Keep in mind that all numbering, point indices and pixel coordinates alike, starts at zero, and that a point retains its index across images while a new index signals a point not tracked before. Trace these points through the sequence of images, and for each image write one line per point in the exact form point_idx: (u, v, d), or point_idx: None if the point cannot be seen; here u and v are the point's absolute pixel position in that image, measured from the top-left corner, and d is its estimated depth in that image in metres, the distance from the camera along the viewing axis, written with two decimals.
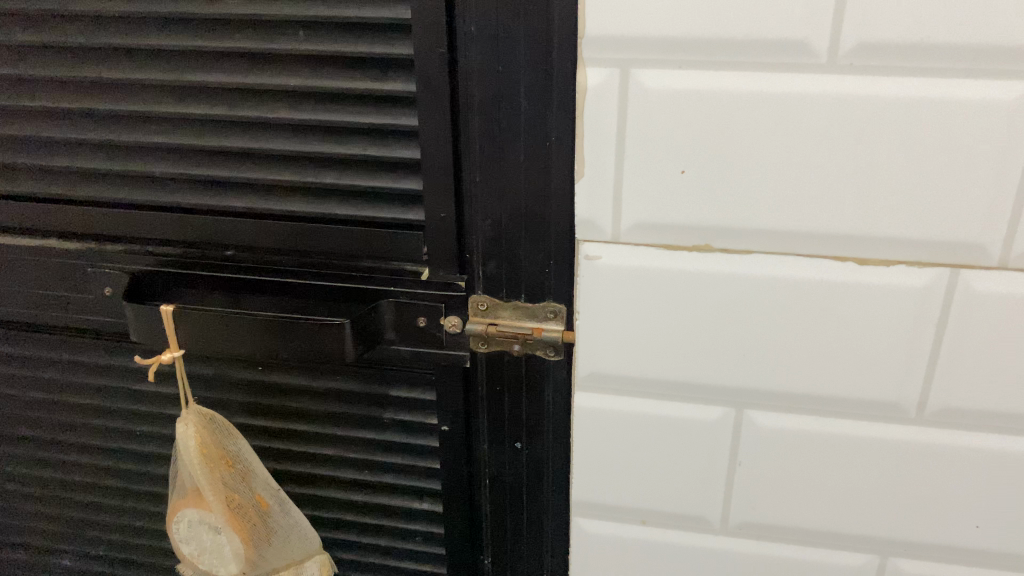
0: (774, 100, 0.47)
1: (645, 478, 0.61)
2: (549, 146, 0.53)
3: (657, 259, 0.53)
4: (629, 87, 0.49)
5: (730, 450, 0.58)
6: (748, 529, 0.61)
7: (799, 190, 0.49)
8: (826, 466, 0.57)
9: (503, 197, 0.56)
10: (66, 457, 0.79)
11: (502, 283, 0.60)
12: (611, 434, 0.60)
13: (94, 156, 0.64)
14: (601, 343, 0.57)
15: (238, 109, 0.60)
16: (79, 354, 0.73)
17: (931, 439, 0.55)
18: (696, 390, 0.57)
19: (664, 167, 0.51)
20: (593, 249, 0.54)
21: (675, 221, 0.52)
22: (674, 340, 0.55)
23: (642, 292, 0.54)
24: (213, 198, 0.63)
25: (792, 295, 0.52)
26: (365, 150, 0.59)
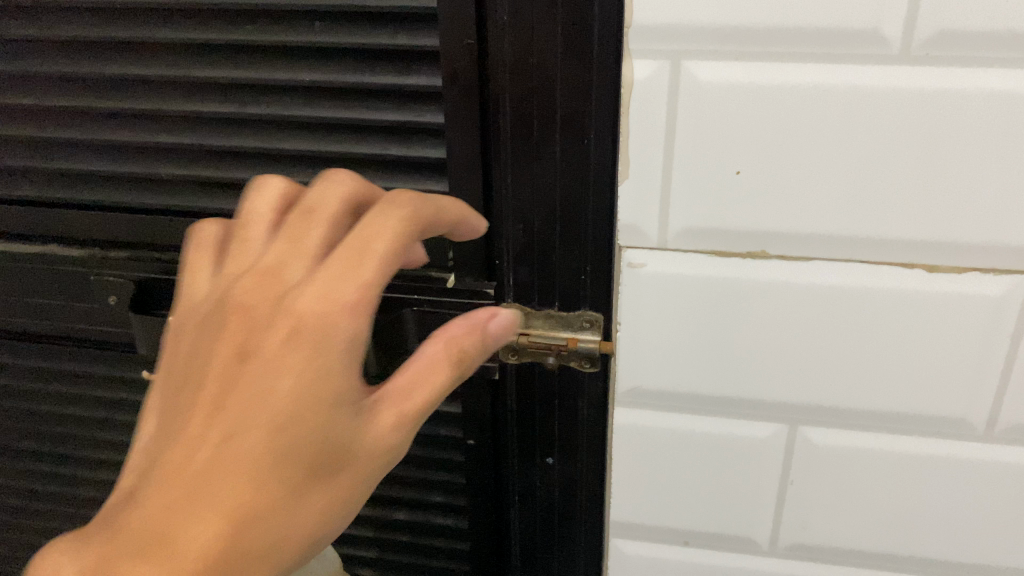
0: (839, 94, 0.43)
1: (688, 495, 0.57)
2: (587, 143, 0.49)
3: (707, 266, 0.49)
4: (680, 80, 0.45)
5: (782, 467, 0.55)
6: (798, 551, 0.57)
7: (865, 192, 0.45)
8: (886, 486, 0.53)
9: (537, 198, 0.52)
10: (72, 471, 0.75)
11: (534, 291, 0.56)
12: (652, 450, 0.56)
13: (96, 158, 0.60)
14: (643, 354, 0.53)
15: (249, 107, 0.56)
16: (81, 366, 0.69)
17: (1002, 458, 0.51)
18: (745, 405, 0.53)
19: (716, 168, 0.47)
20: (636, 256, 0.50)
21: (728, 226, 0.48)
22: (722, 350, 0.52)
23: (689, 301, 0.51)
24: (222, 201, 0.60)
25: (854, 305, 0.48)
26: (386, 150, 0.55)
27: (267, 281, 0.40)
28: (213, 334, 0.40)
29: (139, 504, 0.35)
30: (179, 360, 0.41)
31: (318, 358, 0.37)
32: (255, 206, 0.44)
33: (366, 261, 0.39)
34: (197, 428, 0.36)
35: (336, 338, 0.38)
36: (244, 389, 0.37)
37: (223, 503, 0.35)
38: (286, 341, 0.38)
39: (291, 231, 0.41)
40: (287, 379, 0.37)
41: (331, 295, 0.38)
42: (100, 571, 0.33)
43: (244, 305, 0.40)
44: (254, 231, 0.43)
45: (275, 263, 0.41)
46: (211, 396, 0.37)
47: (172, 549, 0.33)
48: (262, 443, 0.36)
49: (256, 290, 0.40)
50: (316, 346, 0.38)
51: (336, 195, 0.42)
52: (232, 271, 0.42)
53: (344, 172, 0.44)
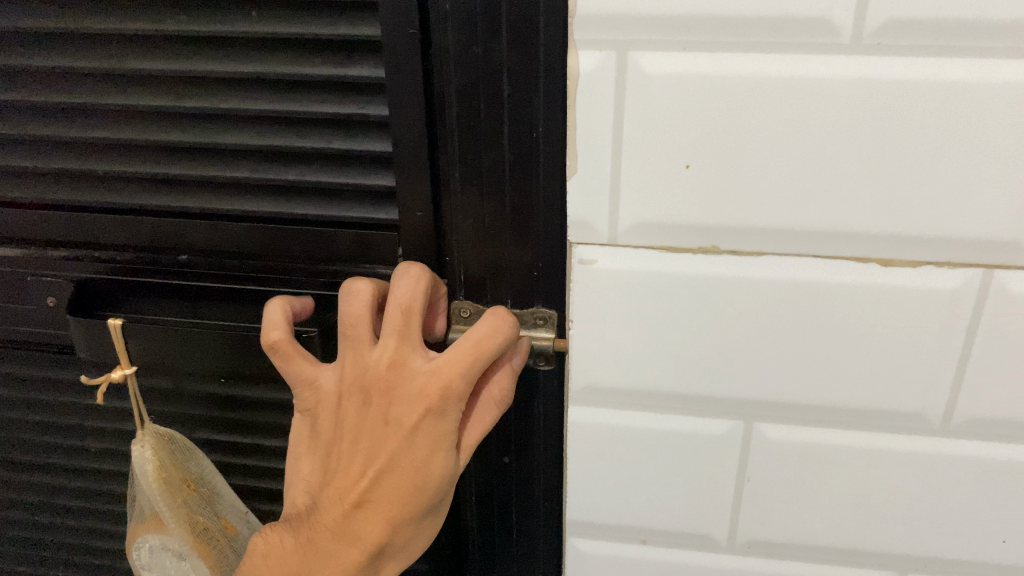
0: (790, 85, 0.42)
1: (645, 492, 0.57)
2: (535, 139, 0.49)
3: (658, 261, 0.48)
4: (627, 71, 0.43)
5: (740, 464, 0.54)
6: (759, 547, 0.57)
7: (816, 187, 0.44)
8: (842, 480, 0.53)
9: (486, 193, 0.52)
10: (15, 476, 0.73)
11: (486, 289, 0.56)
12: (607, 449, 0.56)
13: (27, 153, 0.58)
14: (596, 351, 0.52)
15: (188, 100, 0.54)
16: (18, 369, 0.67)
17: (956, 450, 0.50)
18: (699, 402, 0.52)
19: (666, 163, 0.45)
20: (587, 252, 0.49)
21: (679, 221, 0.47)
22: (674, 347, 0.51)
23: (641, 298, 0.49)
24: (162, 198, 0.58)
25: (809, 302, 0.47)
26: (330, 144, 0.54)
27: (393, 377, 0.48)
28: (356, 401, 0.49)
29: (327, 508, 0.49)
30: (326, 408, 0.51)
31: (441, 422, 0.48)
32: (353, 314, 0.49)
33: (470, 361, 0.47)
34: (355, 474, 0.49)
35: (452, 409, 0.47)
36: (391, 447, 0.48)
37: (381, 518, 0.49)
38: (416, 425, 0.47)
39: (401, 330, 0.48)
40: (421, 447, 0.48)
41: (446, 390, 0.47)
42: (310, 548, 0.49)
43: (377, 389, 0.48)
44: (359, 338, 0.49)
45: (395, 360, 0.48)
46: (365, 449, 0.49)
47: (355, 542, 0.49)
48: (405, 483, 0.48)
49: (387, 381, 0.48)
50: (439, 419, 0.47)
51: (416, 297, 0.49)
52: (351, 361, 0.49)
53: (411, 270, 0.50)
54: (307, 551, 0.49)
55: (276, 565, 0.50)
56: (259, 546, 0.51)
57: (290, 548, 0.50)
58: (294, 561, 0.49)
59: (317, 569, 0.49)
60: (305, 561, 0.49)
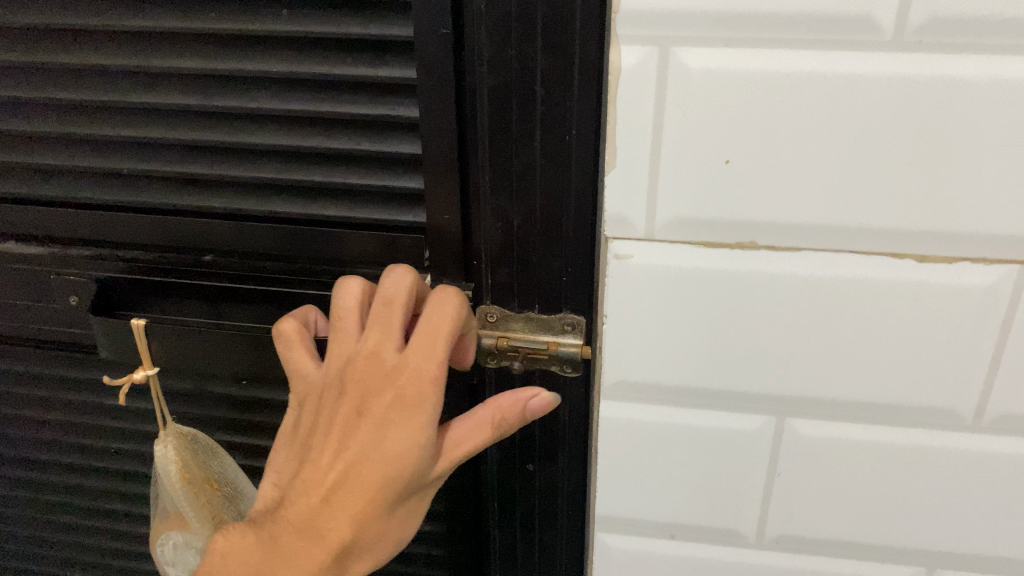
0: (831, 82, 0.42)
1: (673, 488, 0.57)
2: (568, 137, 0.50)
3: (696, 257, 0.48)
4: (669, 68, 0.43)
5: (770, 459, 0.54)
6: (786, 542, 0.57)
7: (854, 185, 0.45)
8: (872, 477, 0.53)
9: (517, 196, 0.52)
10: (32, 477, 0.73)
11: (513, 294, 0.56)
12: (638, 444, 0.56)
13: (53, 151, 0.58)
14: (629, 349, 0.52)
15: (215, 100, 0.54)
16: (38, 368, 0.66)
17: (986, 446, 0.50)
18: (731, 398, 0.53)
19: (705, 160, 0.46)
20: (623, 247, 0.49)
21: (717, 218, 0.47)
22: (709, 343, 0.51)
23: (677, 294, 0.50)
24: (186, 199, 0.58)
25: (845, 299, 0.48)
26: (358, 145, 0.54)
27: (371, 366, 0.49)
28: (333, 395, 0.50)
29: (291, 504, 0.49)
30: (305, 406, 0.52)
31: (411, 413, 0.48)
32: (341, 308, 0.51)
33: (443, 351, 0.49)
34: (325, 470, 0.49)
35: (426, 402, 0.48)
36: (359, 441, 0.48)
37: (347, 516, 0.49)
38: (387, 416, 0.48)
39: (380, 321, 0.50)
40: (392, 443, 0.48)
41: (419, 379, 0.48)
42: (272, 543, 0.50)
43: (354, 379, 0.49)
44: (344, 331, 0.51)
45: (373, 350, 0.49)
46: (335, 444, 0.49)
47: (318, 540, 0.49)
48: (372, 481, 0.48)
49: (363, 372, 0.49)
50: (412, 412, 0.48)
51: (403, 290, 0.50)
52: (334, 355, 0.51)
53: (394, 269, 0.51)
54: (269, 547, 0.50)
55: (236, 561, 0.50)
56: (218, 545, 0.51)
57: (250, 541, 0.50)
58: (254, 554, 0.50)
59: (276, 566, 0.49)
60: (263, 555, 0.49)
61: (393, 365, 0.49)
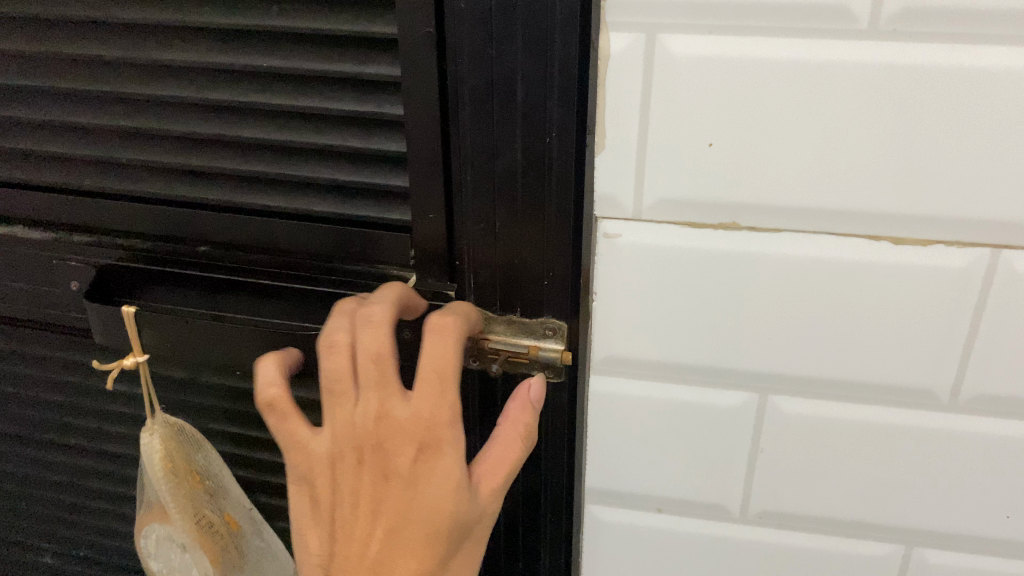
0: (807, 70, 0.42)
1: (659, 464, 0.57)
2: (549, 143, 0.48)
3: (680, 237, 0.49)
4: (655, 53, 0.44)
5: (752, 436, 0.54)
6: (769, 518, 0.57)
7: (830, 170, 0.45)
8: (849, 454, 0.53)
9: (498, 198, 0.51)
10: (45, 456, 0.75)
11: (496, 296, 0.54)
12: (627, 420, 0.56)
13: (58, 139, 0.59)
14: (617, 326, 0.52)
15: (209, 93, 0.54)
16: (46, 350, 0.68)
17: (961, 426, 0.51)
18: (714, 372, 0.53)
19: (688, 142, 0.46)
20: (612, 226, 0.49)
21: (699, 199, 0.47)
22: (691, 321, 0.51)
23: (663, 273, 0.50)
24: (184, 189, 0.58)
25: (825, 278, 0.48)
26: (347, 142, 0.53)
27: (383, 427, 0.47)
28: (351, 462, 0.49)
29: None
30: (320, 486, 0.50)
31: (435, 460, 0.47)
32: (330, 373, 0.48)
33: (450, 387, 0.47)
34: (365, 536, 0.49)
35: (447, 442, 0.47)
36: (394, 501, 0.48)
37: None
38: (413, 470, 0.47)
39: (376, 382, 0.47)
40: (428, 493, 0.47)
41: (438, 424, 0.47)
42: None
43: (367, 443, 0.48)
44: (340, 395, 0.48)
45: (380, 409, 0.47)
46: (370, 507, 0.49)
47: None
48: (417, 537, 0.47)
49: (376, 432, 0.48)
50: (440, 458, 0.47)
51: (381, 343, 0.47)
52: (338, 422, 0.49)
53: (374, 306, 0.48)
54: None
55: None
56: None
57: None
58: None
59: None
60: None
61: (405, 418, 0.47)
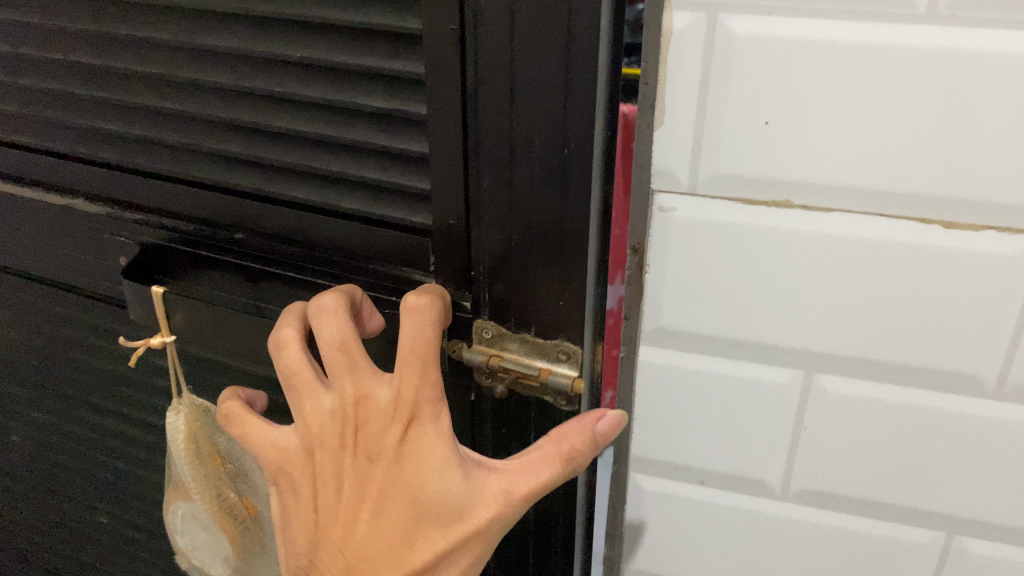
0: (863, 51, 0.41)
1: (705, 436, 0.55)
2: (568, 152, 0.45)
3: (735, 212, 0.47)
4: (715, 31, 0.42)
5: (797, 417, 0.52)
6: (811, 498, 0.55)
7: (880, 151, 0.43)
8: (893, 441, 0.51)
9: (516, 207, 0.48)
10: (102, 421, 0.77)
11: (510, 312, 0.51)
12: (675, 393, 0.54)
13: (113, 115, 0.60)
14: (667, 299, 0.51)
15: (247, 81, 0.54)
16: (102, 320, 0.70)
17: (1012, 416, 0.48)
18: (761, 350, 0.51)
19: (740, 120, 0.44)
20: (668, 200, 0.48)
21: (750, 177, 0.45)
22: (741, 298, 0.49)
23: (716, 248, 0.48)
24: (223, 173, 0.58)
25: (877, 260, 0.46)
26: (372, 139, 0.51)
27: (363, 409, 0.49)
28: (333, 446, 0.51)
29: (332, 556, 0.52)
30: (302, 469, 0.52)
31: (422, 436, 0.48)
32: (293, 369, 0.51)
33: (431, 370, 0.48)
34: (354, 512, 0.51)
35: (430, 420, 0.48)
36: (380, 479, 0.50)
37: (395, 553, 0.50)
38: (399, 450, 0.49)
39: (353, 367, 0.49)
40: (413, 469, 0.48)
41: (418, 403, 0.48)
42: None
43: (351, 422, 0.50)
44: (311, 387, 0.51)
45: (357, 393, 0.49)
46: (355, 488, 0.51)
47: None
48: (405, 512, 0.49)
49: (357, 414, 0.49)
50: (424, 436, 0.48)
51: (339, 330, 0.50)
52: (313, 409, 0.51)
53: (322, 303, 0.51)
54: None
55: None
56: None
57: None
58: None
59: None
60: None
61: (387, 398, 0.49)
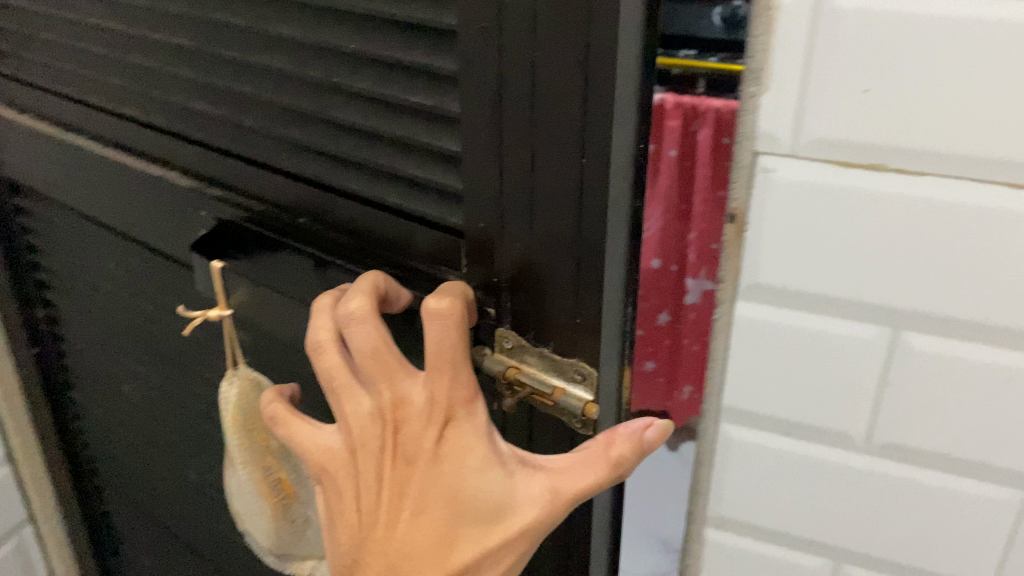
0: (978, 22, 0.36)
1: (790, 393, 0.50)
2: (589, 160, 0.42)
3: (834, 174, 0.43)
4: (819, 10, 0.39)
5: (882, 377, 0.47)
6: (894, 453, 0.49)
7: (998, 122, 0.38)
8: (997, 410, 0.45)
9: (538, 215, 0.46)
10: (188, 386, 0.81)
11: (530, 323, 0.49)
12: (762, 354, 0.50)
13: (200, 95, 0.63)
14: (757, 263, 0.47)
15: (308, 68, 0.54)
16: (189, 289, 0.74)
17: None
18: (851, 303, 0.46)
19: (843, 85, 0.40)
20: (769, 160, 0.44)
21: (853, 143, 0.41)
22: (837, 261, 0.45)
23: (814, 206, 0.44)
24: (289, 158, 0.60)
25: (986, 223, 0.41)
26: (414, 135, 0.51)
27: (399, 411, 0.49)
28: (367, 454, 0.49)
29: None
30: (338, 482, 0.51)
31: (459, 436, 0.48)
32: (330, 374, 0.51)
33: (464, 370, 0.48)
34: (390, 523, 0.49)
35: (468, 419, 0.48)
36: (417, 483, 0.48)
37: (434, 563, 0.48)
38: (437, 450, 0.48)
39: (389, 369, 0.49)
40: (453, 467, 0.47)
41: (455, 402, 0.48)
42: None
43: (386, 425, 0.49)
44: (347, 392, 0.50)
45: (394, 395, 0.49)
46: (390, 496, 0.49)
47: None
48: (444, 515, 0.47)
49: (393, 416, 0.49)
50: (462, 434, 0.47)
51: (373, 336, 0.49)
52: (348, 417, 0.50)
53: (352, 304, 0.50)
54: None
55: None
56: None
57: None
58: None
59: None
60: None
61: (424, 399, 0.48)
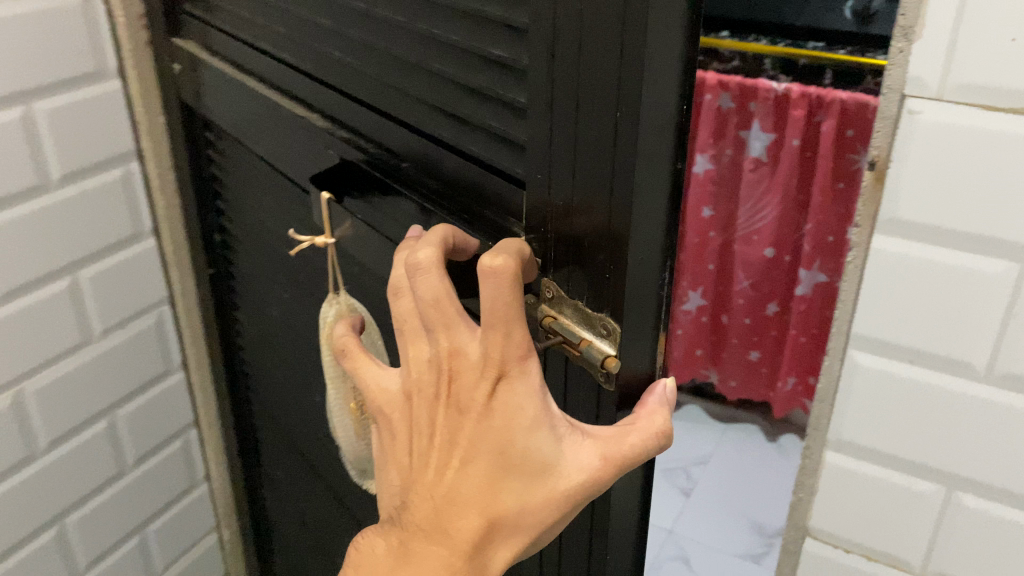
0: None
1: (921, 314, 0.57)
2: (627, 117, 0.44)
3: (975, 118, 0.50)
4: None
5: (1008, 306, 0.54)
6: (1011, 382, 0.56)
7: None
8: None
9: (584, 169, 0.47)
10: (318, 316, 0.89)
11: (573, 276, 0.51)
12: (898, 282, 0.57)
13: (335, 43, 0.69)
14: (902, 193, 0.54)
15: (416, 19, 0.58)
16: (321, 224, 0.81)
17: None
18: (985, 240, 0.53)
19: (987, 37, 0.47)
20: (916, 103, 0.52)
21: (993, 92, 0.49)
22: (974, 194, 0.52)
23: (954, 146, 0.51)
24: (398, 105, 0.64)
25: None
26: (493, 87, 0.53)
27: (455, 362, 0.50)
28: (425, 397, 0.52)
29: (415, 508, 0.52)
30: (399, 418, 0.54)
31: (511, 395, 0.48)
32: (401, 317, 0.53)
33: (520, 331, 0.48)
34: (437, 467, 0.51)
35: (521, 380, 0.48)
36: (466, 433, 0.50)
37: (475, 509, 0.50)
38: (488, 406, 0.49)
39: (449, 321, 0.50)
40: (502, 423, 0.48)
41: (511, 362, 0.48)
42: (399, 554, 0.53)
43: (443, 374, 0.50)
44: (413, 334, 0.53)
45: (452, 346, 0.50)
46: (441, 440, 0.51)
47: (452, 538, 0.50)
48: (489, 467, 0.49)
49: (450, 367, 0.50)
50: (513, 393, 0.48)
51: (436, 286, 0.49)
52: (413, 361, 0.52)
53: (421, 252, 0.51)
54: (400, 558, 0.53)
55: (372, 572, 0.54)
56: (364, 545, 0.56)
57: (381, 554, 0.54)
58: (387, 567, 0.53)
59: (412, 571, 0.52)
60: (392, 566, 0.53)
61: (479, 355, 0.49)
